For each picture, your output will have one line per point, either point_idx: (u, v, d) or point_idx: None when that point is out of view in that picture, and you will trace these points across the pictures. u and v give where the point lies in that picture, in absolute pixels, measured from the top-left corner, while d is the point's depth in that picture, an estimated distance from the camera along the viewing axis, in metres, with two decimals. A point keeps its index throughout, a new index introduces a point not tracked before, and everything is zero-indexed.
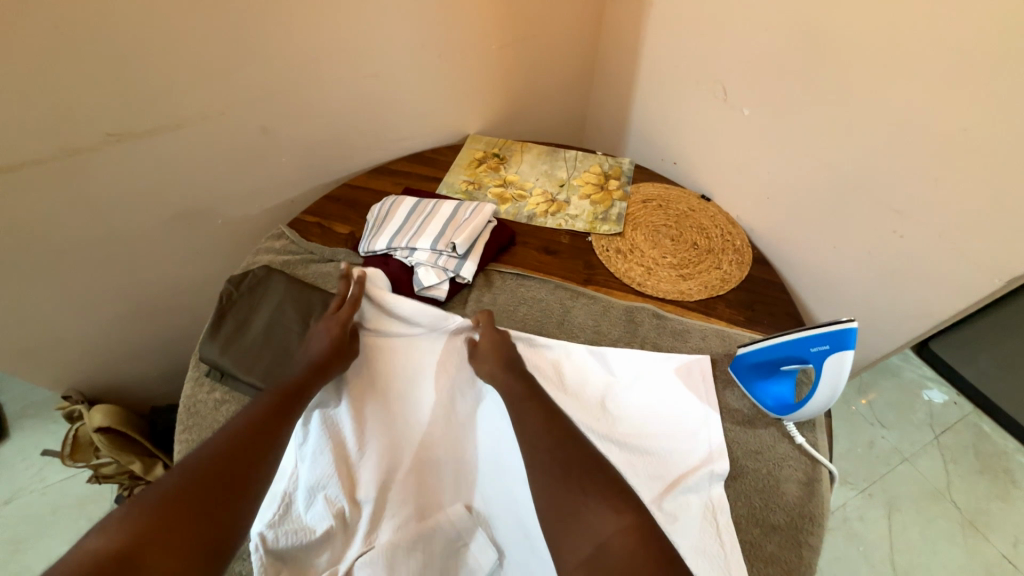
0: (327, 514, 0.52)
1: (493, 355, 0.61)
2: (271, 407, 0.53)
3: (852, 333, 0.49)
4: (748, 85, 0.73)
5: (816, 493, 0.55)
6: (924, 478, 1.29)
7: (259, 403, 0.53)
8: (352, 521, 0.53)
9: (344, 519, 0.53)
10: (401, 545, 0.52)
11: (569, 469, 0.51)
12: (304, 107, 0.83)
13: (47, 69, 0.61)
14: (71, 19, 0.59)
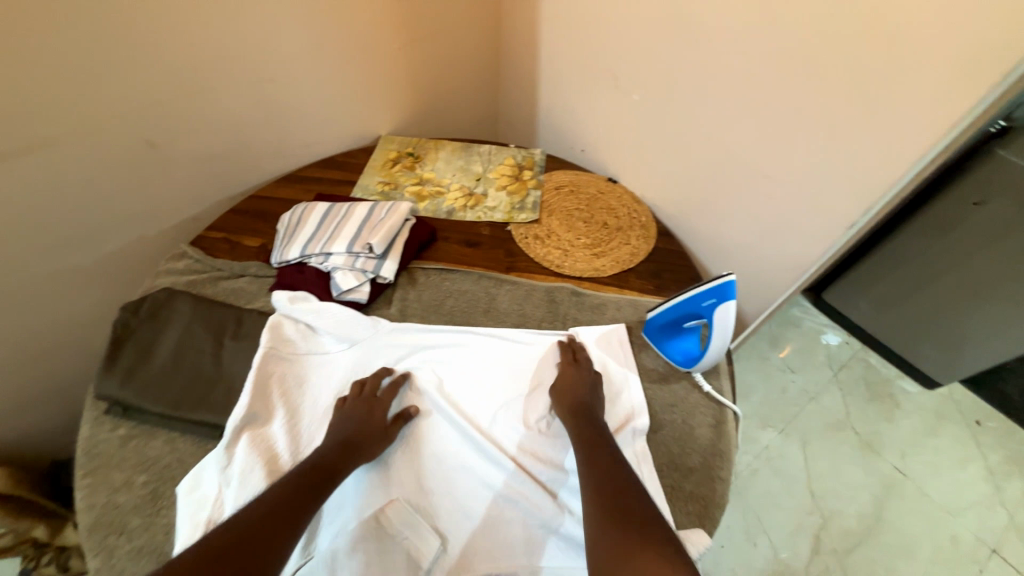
0: None
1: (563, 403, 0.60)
2: (302, 480, 0.51)
3: (731, 285, 0.56)
4: (635, 73, 0.78)
5: (723, 432, 0.62)
6: (829, 412, 1.46)
7: (296, 478, 0.51)
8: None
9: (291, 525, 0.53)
10: (342, 548, 0.51)
11: (626, 516, 0.48)
12: (193, 117, 0.77)
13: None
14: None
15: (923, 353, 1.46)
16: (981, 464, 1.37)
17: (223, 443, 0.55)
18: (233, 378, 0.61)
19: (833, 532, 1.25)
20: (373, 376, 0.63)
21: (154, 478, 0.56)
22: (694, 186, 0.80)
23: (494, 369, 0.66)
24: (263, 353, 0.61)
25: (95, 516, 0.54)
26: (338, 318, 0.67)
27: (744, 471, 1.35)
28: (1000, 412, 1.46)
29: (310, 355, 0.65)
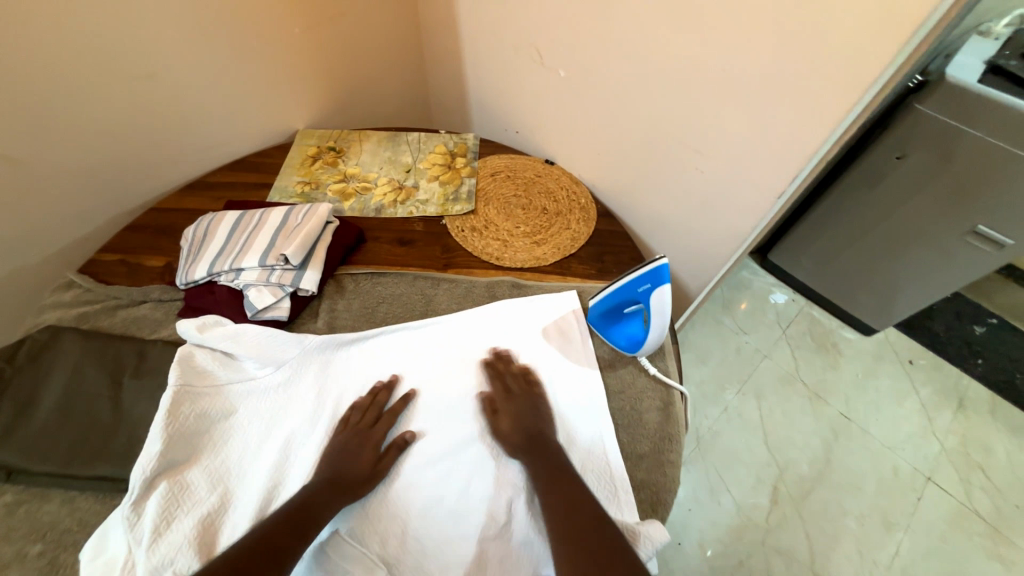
0: None
1: (517, 428, 0.58)
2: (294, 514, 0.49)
3: (665, 268, 0.54)
4: (559, 48, 0.74)
5: (673, 413, 0.62)
6: (781, 367, 1.53)
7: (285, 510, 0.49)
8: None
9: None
10: None
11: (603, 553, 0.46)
12: (55, 127, 0.66)
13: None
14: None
15: (862, 303, 1.52)
16: (915, 399, 1.47)
17: (131, 498, 0.49)
18: (138, 421, 0.55)
19: (789, 480, 1.32)
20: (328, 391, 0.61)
21: (52, 547, 0.49)
22: (629, 164, 0.77)
23: (446, 365, 0.65)
24: (176, 388, 0.54)
25: None
26: (259, 341, 0.60)
27: (705, 434, 1.40)
28: (929, 350, 1.57)
29: (232, 387, 0.58)
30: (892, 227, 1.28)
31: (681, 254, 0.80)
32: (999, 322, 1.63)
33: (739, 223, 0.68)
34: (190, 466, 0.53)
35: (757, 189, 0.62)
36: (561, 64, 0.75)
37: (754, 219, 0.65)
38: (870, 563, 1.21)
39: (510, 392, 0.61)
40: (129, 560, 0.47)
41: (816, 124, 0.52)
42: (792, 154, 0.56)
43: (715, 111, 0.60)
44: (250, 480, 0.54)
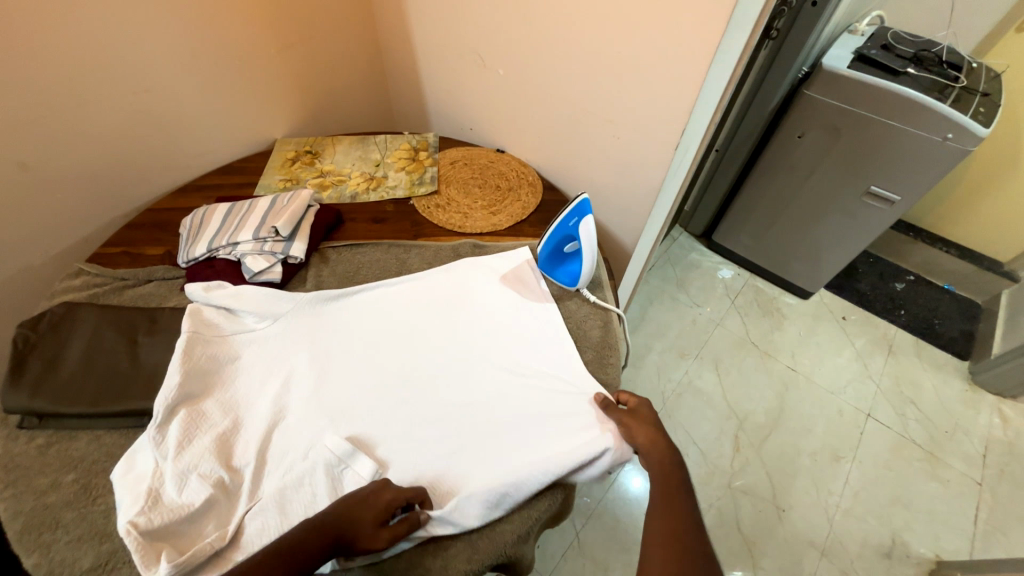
0: (208, 486, 0.54)
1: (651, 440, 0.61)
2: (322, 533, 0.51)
3: (586, 202, 0.68)
4: (496, 52, 0.90)
5: (611, 328, 0.74)
6: (732, 333, 1.68)
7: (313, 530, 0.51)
8: (235, 485, 0.56)
9: (246, 467, 0.57)
10: (288, 486, 0.56)
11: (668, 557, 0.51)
12: (64, 137, 0.77)
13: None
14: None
15: (794, 269, 1.71)
16: (851, 349, 1.65)
17: (156, 422, 0.57)
18: (154, 367, 0.63)
19: (748, 430, 1.45)
20: (365, 359, 0.68)
21: (84, 474, 0.57)
22: (562, 142, 0.93)
23: (422, 310, 0.75)
24: (188, 337, 0.63)
25: (23, 520, 0.54)
26: (256, 299, 0.70)
27: (671, 396, 1.52)
28: (859, 307, 1.77)
29: (234, 336, 0.68)
30: (806, 196, 1.48)
31: (615, 215, 0.95)
32: (915, 278, 1.85)
33: (653, 177, 0.83)
34: (205, 398, 0.62)
35: (659, 145, 0.78)
36: (499, 65, 0.91)
37: (662, 171, 0.81)
38: (826, 493, 1.34)
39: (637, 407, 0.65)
40: (157, 469, 0.55)
41: (690, 85, 0.68)
42: (678, 111, 0.72)
43: (619, 86, 0.76)
44: (257, 409, 0.63)
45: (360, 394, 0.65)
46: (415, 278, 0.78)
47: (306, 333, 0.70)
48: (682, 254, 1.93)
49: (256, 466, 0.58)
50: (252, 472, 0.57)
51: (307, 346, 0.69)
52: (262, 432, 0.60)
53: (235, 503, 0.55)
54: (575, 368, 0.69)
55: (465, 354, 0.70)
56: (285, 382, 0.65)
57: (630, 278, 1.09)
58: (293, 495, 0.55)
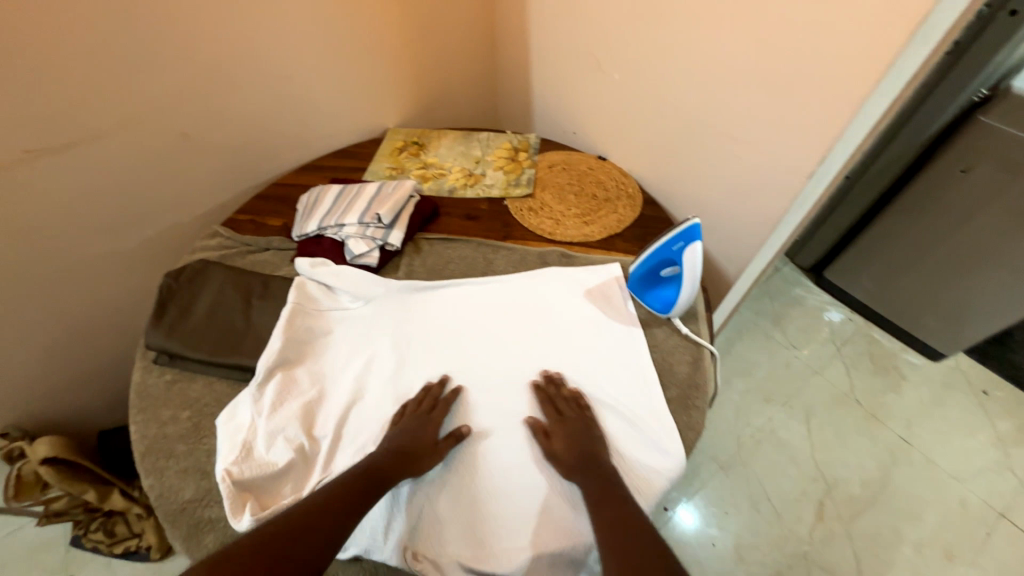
0: (292, 450, 0.58)
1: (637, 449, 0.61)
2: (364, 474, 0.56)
3: (697, 227, 0.62)
4: (614, 55, 0.86)
5: (701, 367, 0.68)
6: (833, 385, 1.48)
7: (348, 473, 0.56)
8: (313, 453, 0.60)
9: (324, 437, 0.61)
10: None
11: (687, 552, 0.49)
12: (220, 113, 0.88)
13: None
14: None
15: (926, 324, 1.45)
16: (989, 432, 1.37)
17: (257, 380, 0.63)
18: (261, 329, 0.70)
19: (837, 499, 1.27)
20: (443, 357, 0.70)
21: (196, 414, 0.65)
22: (671, 156, 0.87)
23: (502, 315, 0.74)
24: (292, 308, 0.69)
25: (147, 444, 0.63)
26: (354, 280, 0.74)
27: (747, 442, 1.38)
28: (1008, 382, 1.46)
29: (330, 312, 0.73)
30: (958, 241, 1.24)
31: (720, 241, 0.87)
32: None
33: (773, 204, 0.74)
34: (298, 366, 0.67)
35: (786, 170, 0.70)
36: (615, 69, 0.88)
37: (786, 199, 0.72)
38: None
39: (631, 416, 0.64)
40: (252, 423, 0.60)
41: (843, 104, 0.59)
42: (820, 134, 0.63)
43: (750, 99, 0.69)
44: (340, 385, 0.66)
45: (432, 389, 0.67)
46: (501, 279, 0.78)
47: (392, 318, 0.73)
48: (783, 287, 1.72)
49: (333, 439, 0.61)
50: (329, 446, 0.61)
51: (390, 333, 0.71)
52: (342, 409, 0.64)
53: (312, 470, 0.59)
54: (656, 406, 0.65)
55: (540, 367, 0.69)
56: (368, 363, 0.68)
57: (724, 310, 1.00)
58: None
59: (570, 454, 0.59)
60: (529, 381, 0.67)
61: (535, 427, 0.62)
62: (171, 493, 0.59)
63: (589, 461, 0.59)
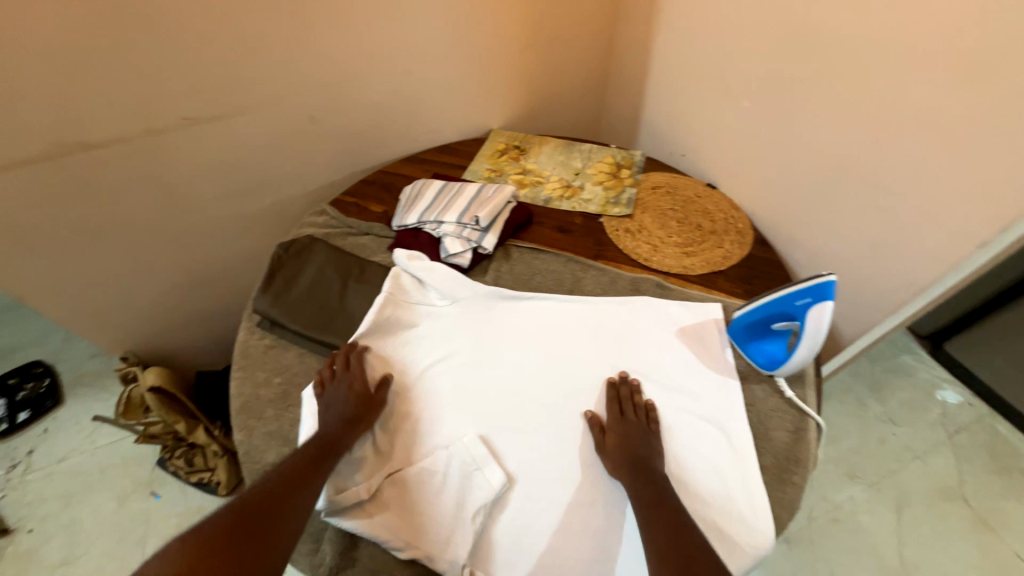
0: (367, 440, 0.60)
1: (624, 450, 0.59)
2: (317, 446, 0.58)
3: (831, 285, 0.55)
4: (752, 80, 0.81)
5: (803, 440, 0.61)
6: (936, 475, 1.28)
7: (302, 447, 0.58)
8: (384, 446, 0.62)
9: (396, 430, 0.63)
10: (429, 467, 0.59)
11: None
12: (348, 100, 0.93)
13: (127, 51, 0.71)
14: (152, 16, 0.70)
15: None
16: None
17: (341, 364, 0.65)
18: (353, 312, 0.73)
19: None
20: (519, 372, 0.68)
21: (286, 382, 0.69)
22: (800, 195, 0.79)
23: (586, 339, 0.71)
24: (382, 299, 0.71)
25: (242, 401, 0.68)
26: (444, 279, 0.75)
27: (821, 518, 1.23)
28: None
29: (419, 306, 0.74)
30: None
31: (843, 298, 0.78)
32: None
33: (923, 269, 0.65)
34: (381, 356, 0.69)
35: (949, 232, 0.61)
36: (749, 95, 0.82)
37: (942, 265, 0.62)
38: None
39: (625, 417, 0.62)
40: None
41: None
42: (1004, 196, 0.55)
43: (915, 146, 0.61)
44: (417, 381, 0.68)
45: (507, 403, 0.66)
46: (590, 301, 0.75)
47: (476, 323, 0.73)
48: (889, 352, 1.51)
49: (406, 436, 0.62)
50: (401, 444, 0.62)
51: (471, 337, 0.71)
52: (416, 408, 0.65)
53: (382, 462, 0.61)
54: (749, 473, 0.58)
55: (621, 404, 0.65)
56: (447, 365, 0.69)
57: (834, 364, 0.89)
58: (427, 479, 0.59)
59: (619, 451, 0.59)
60: (603, 377, 0.68)
61: (593, 421, 0.63)
62: (256, 452, 0.64)
63: (641, 460, 0.58)
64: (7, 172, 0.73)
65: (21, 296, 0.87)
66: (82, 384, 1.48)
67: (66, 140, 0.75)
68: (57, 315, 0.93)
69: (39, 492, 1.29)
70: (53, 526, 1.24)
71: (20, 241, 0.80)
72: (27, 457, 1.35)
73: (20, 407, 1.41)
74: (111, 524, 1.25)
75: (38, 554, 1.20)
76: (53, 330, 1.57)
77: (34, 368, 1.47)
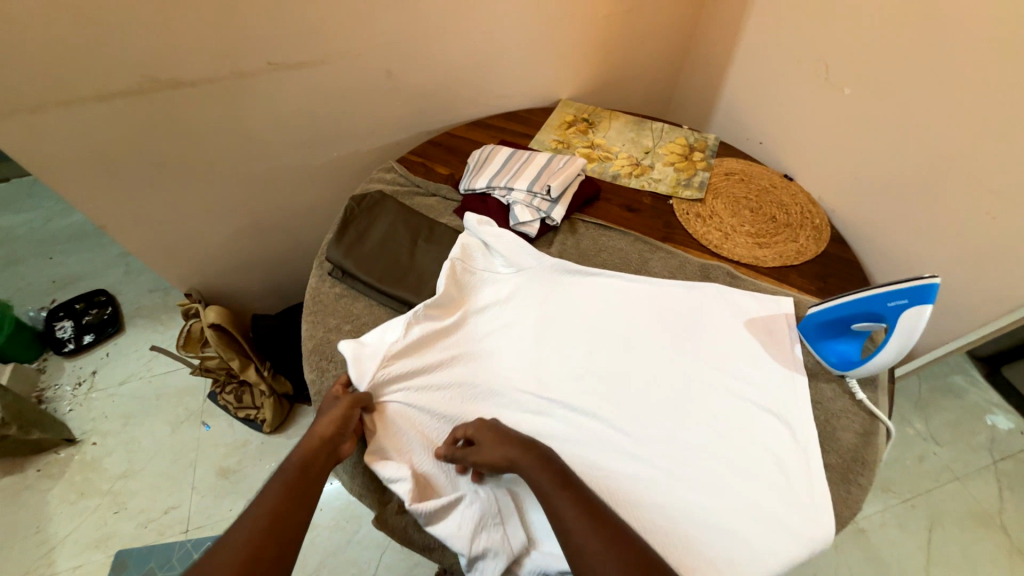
0: (438, 387, 0.64)
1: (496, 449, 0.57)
2: (297, 471, 0.55)
3: (934, 288, 0.52)
4: (855, 67, 0.76)
5: (872, 444, 0.60)
6: (975, 499, 1.24)
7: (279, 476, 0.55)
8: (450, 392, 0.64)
9: (450, 387, 0.64)
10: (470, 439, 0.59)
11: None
12: (424, 57, 0.92)
13: None
14: None
15: None
16: None
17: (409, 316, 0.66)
18: (422, 271, 0.74)
19: None
20: (581, 346, 0.69)
21: (356, 330, 0.72)
22: (892, 193, 0.76)
23: (650, 320, 0.71)
24: (449, 260, 0.72)
25: (314, 343, 0.71)
26: (510, 246, 0.75)
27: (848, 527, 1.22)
28: None
29: (483, 272, 0.74)
30: None
31: None
32: None
33: None
34: (447, 313, 0.70)
35: None
36: (851, 83, 0.77)
37: None
38: None
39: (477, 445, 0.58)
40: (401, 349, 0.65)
41: None
42: None
43: None
44: (478, 339, 0.69)
45: (569, 376, 0.67)
46: (657, 283, 0.74)
47: (537, 294, 0.73)
48: (939, 370, 1.46)
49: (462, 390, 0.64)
50: (465, 394, 0.64)
51: (532, 307, 0.72)
52: (477, 363, 0.67)
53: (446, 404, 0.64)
54: (815, 468, 0.58)
55: (682, 388, 0.65)
56: (508, 331, 0.70)
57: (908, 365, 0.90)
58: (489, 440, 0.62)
59: (493, 449, 0.57)
60: (646, 350, 0.68)
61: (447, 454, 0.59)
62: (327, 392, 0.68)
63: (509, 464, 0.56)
64: (105, 102, 0.76)
65: (105, 225, 0.92)
66: (142, 315, 1.57)
67: (159, 76, 0.77)
68: (134, 245, 0.98)
69: (101, 410, 1.40)
70: (113, 441, 1.35)
71: (109, 171, 0.84)
72: (92, 376, 1.46)
73: (86, 329, 1.52)
74: (164, 446, 1.35)
75: (100, 465, 1.30)
76: (117, 261, 1.66)
77: (98, 295, 1.57)
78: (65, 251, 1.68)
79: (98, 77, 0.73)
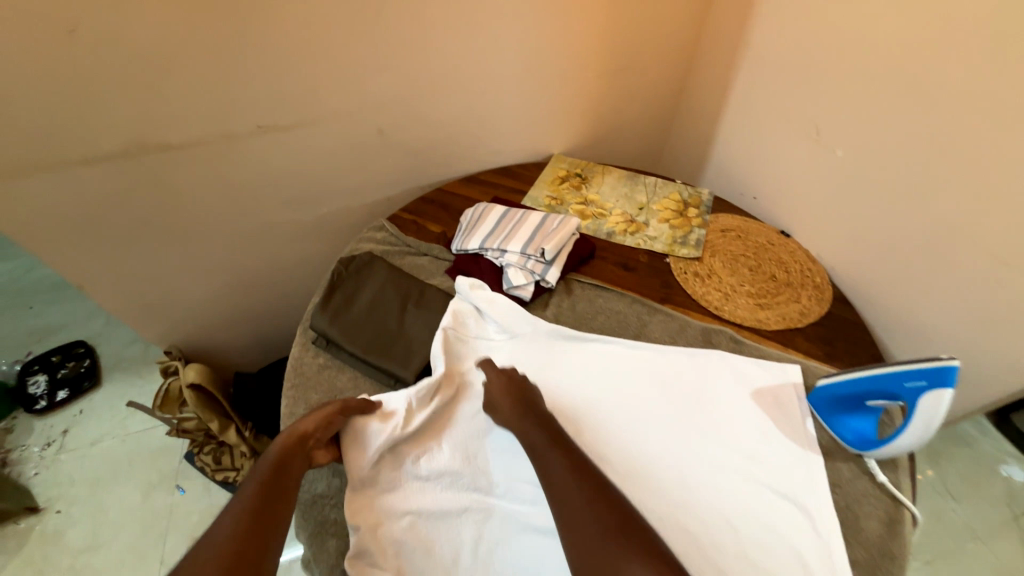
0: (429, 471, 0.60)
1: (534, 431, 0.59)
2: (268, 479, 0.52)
3: (953, 372, 0.49)
4: (846, 130, 0.76)
5: (899, 534, 0.55)
6: (1000, 563, 1.17)
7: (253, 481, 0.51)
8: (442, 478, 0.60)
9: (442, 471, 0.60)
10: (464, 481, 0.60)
11: None
12: (417, 117, 0.93)
13: (216, 58, 0.72)
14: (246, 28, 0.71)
15: None
16: None
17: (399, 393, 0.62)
18: (412, 339, 0.71)
19: None
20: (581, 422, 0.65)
21: None
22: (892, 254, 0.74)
23: (653, 391, 0.67)
24: (440, 330, 0.69)
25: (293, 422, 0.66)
26: (505, 312, 0.72)
27: None
28: None
29: (476, 340, 0.71)
30: None
31: None
32: None
33: None
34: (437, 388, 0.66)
35: None
36: (842, 144, 0.78)
37: None
38: None
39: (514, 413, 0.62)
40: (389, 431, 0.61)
41: None
42: None
43: None
44: (471, 416, 0.65)
45: None
46: (658, 350, 0.71)
47: (534, 362, 0.70)
48: None
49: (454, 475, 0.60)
50: (456, 480, 0.60)
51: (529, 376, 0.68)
52: (471, 444, 0.63)
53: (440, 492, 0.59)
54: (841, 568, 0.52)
55: (693, 467, 0.60)
56: None
57: None
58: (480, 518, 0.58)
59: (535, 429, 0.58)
60: (651, 424, 0.64)
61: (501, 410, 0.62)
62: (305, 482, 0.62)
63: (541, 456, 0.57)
64: (88, 166, 0.74)
65: (81, 285, 0.88)
66: (120, 368, 1.50)
67: (145, 140, 0.75)
68: (111, 305, 0.94)
69: (69, 474, 1.31)
70: (79, 509, 1.25)
71: (88, 232, 0.81)
72: (62, 436, 1.37)
73: (60, 385, 1.44)
74: (133, 514, 1.25)
75: (62, 537, 1.21)
76: (98, 311, 1.61)
77: (75, 348, 1.50)
78: (45, 301, 1.62)
79: (82, 142, 0.71)
